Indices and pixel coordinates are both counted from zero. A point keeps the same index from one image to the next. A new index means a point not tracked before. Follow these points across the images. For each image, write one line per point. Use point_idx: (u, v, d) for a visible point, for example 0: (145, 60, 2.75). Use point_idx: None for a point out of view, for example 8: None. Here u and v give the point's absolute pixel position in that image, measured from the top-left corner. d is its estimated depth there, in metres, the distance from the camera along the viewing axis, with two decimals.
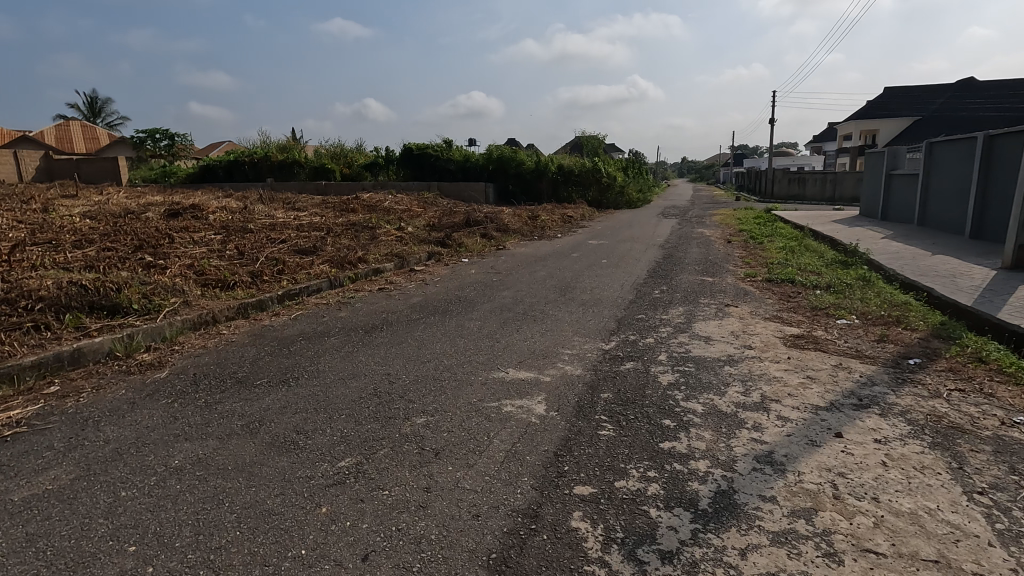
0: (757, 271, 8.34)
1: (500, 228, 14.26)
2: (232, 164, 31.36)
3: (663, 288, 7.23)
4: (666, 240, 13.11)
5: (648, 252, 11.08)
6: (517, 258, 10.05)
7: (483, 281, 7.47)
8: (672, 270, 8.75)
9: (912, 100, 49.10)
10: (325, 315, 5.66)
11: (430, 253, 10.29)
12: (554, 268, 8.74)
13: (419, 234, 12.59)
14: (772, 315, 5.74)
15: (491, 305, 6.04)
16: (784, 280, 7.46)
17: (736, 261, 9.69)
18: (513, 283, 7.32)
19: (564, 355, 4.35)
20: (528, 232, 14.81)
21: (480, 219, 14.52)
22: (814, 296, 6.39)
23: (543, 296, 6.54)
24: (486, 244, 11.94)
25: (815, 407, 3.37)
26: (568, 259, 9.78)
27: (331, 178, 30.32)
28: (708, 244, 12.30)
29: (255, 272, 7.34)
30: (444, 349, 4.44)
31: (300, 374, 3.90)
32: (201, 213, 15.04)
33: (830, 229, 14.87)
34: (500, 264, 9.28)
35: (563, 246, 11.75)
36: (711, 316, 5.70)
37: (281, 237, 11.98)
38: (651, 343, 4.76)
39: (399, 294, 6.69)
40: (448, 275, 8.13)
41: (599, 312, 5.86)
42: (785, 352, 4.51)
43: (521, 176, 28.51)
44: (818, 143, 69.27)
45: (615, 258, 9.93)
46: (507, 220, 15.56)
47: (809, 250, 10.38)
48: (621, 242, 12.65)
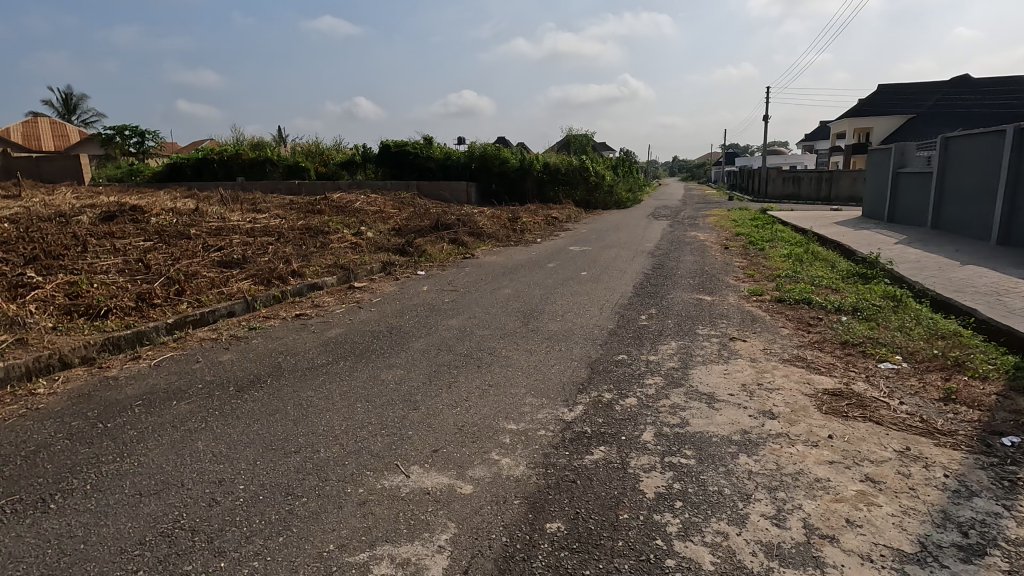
0: (764, 288, 7.00)
1: (473, 233, 12.88)
2: (200, 162, 29.67)
3: (651, 312, 5.88)
4: (656, 245, 11.79)
5: (636, 260, 9.77)
6: (484, 269, 8.68)
7: (433, 304, 6.09)
8: (663, 285, 7.41)
9: (906, 97, 48.20)
10: (200, 359, 4.24)
11: (383, 264, 8.90)
12: (523, 283, 7.37)
13: (379, 240, 11.18)
14: (793, 356, 4.39)
15: (428, 341, 4.64)
16: (800, 301, 6.11)
17: (736, 272, 8.37)
18: (468, 306, 5.94)
19: (503, 437, 2.97)
20: (505, 236, 13.43)
21: (451, 222, 13.12)
22: (842, 326, 5.06)
23: (498, 326, 5.15)
24: (453, 252, 10.56)
25: (899, 560, 2.02)
26: (541, 271, 8.42)
27: (305, 177, 28.81)
28: (702, 250, 11.02)
29: (144, 294, 5.90)
30: (330, 425, 3.04)
31: (81, 482, 2.49)
32: (141, 217, 13.52)
33: (834, 233, 13.61)
34: (461, 278, 7.90)
35: (540, 254, 10.40)
36: (713, 357, 4.34)
37: (218, 243, 10.52)
38: (632, 409, 3.39)
39: (318, 324, 5.27)
40: (392, 294, 6.73)
41: (565, 351, 4.49)
42: (823, 424, 3.15)
43: (505, 175, 27.15)
44: (810, 141, 68.48)
45: (596, 269, 8.57)
46: (482, 223, 14.18)
47: (819, 259, 9.08)
48: (606, 249, 11.32)
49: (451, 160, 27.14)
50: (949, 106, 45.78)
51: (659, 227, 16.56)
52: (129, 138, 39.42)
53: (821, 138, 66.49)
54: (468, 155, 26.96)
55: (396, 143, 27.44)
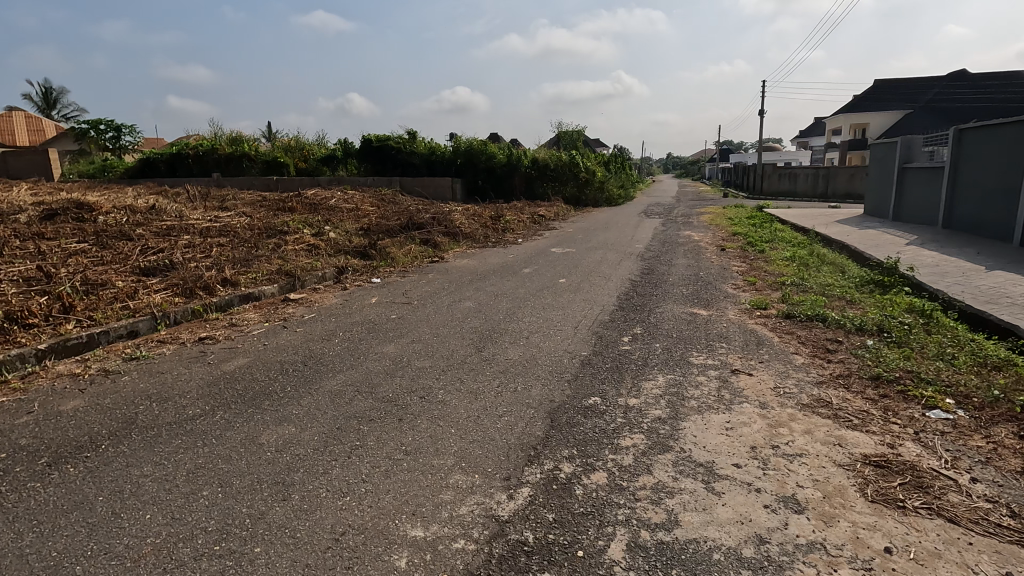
0: (768, 299, 6.04)
1: (447, 233, 11.84)
2: (174, 157, 28.39)
3: (636, 332, 4.89)
4: (646, 247, 10.82)
5: (624, 264, 8.78)
6: (450, 275, 7.67)
7: (375, 322, 5.08)
8: (652, 295, 6.42)
9: (901, 92, 47.47)
10: (36, 409, 3.20)
11: (337, 269, 7.88)
12: (489, 293, 6.38)
13: (341, 241, 10.13)
14: (813, 398, 3.41)
15: (346, 378, 3.62)
16: (813, 318, 5.13)
17: (735, 279, 7.40)
18: (415, 326, 4.93)
19: (397, 559, 1.96)
20: (483, 236, 12.43)
21: (424, 221, 12.08)
22: (870, 355, 4.09)
23: (443, 354, 4.14)
24: (421, 254, 9.54)
25: None
26: (515, 277, 7.42)
27: (284, 172, 27.66)
28: (696, 252, 10.07)
29: (20, 311, 4.85)
30: (140, 538, 2.02)
31: None
32: (88, 215, 12.41)
33: (836, 232, 12.69)
34: (420, 286, 6.89)
35: (518, 257, 9.39)
36: (712, 402, 3.34)
37: (160, 245, 9.46)
38: (599, 493, 2.39)
39: (220, 351, 4.22)
40: (331, 307, 5.72)
41: (521, 392, 3.48)
42: (873, 525, 2.16)
43: (492, 171, 26.13)
44: (804, 138, 67.90)
45: (577, 276, 7.57)
46: (460, 222, 13.17)
47: (826, 264, 8.12)
48: (592, 251, 10.34)
49: (436, 155, 26.07)
50: (945, 101, 45.12)
51: (650, 226, 15.58)
52: (104, 133, 37.99)
53: (816, 134, 65.74)
54: (453, 151, 25.90)
55: (378, 137, 26.34)
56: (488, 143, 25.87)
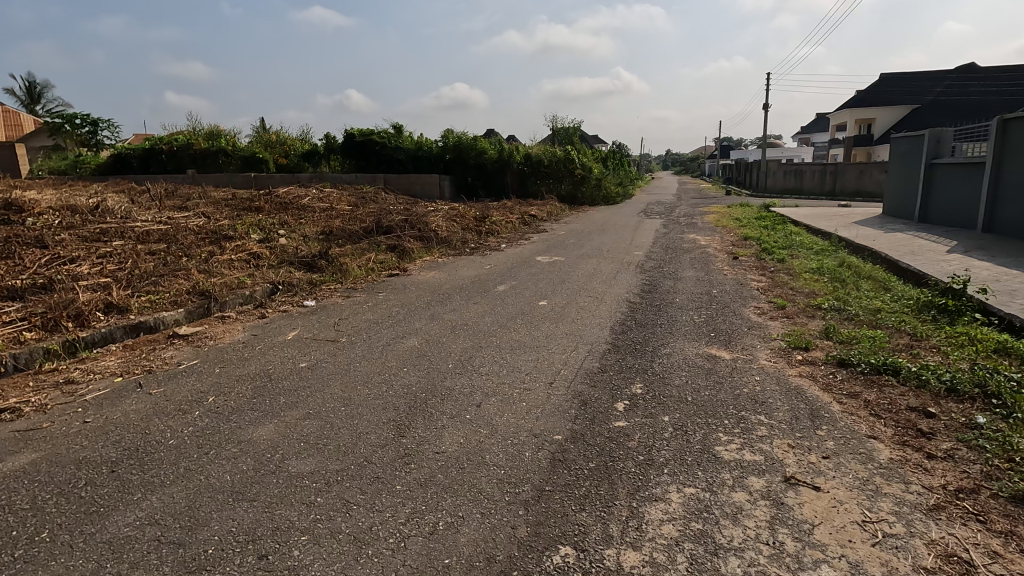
0: (807, 334, 4.63)
1: (420, 239, 10.41)
2: (147, 153, 26.87)
3: (633, 392, 3.48)
4: (646, 254, 9.40)
5: (620, 278, 7.36)
6: (407, 294, 6.25)
7: (271, 376, 3.66)
8: (655, 326, 5.01)
9: (909, 86, 46.02)
10: None
11: (269, 287, 6.45)
12: (445, 323, 4.97)
13: (292, 248, 8.71)
14: (939, 553, 2.00)
15: (159, 506, 2.21)
16: (880, 369, 3.71)
17: (757, 301, 5.99)
18: (324, 384, 3.51)
19: None
20: (462, 241, 11.01)
21: (394, 224, 10.65)
22: (992, 446, 2.68)
23: (339, 445, 2.72)
24: (383, 264, 8.13)
25: None
26: (484, 298, 6.02)
27: (263, 169, 26.18)
28: (705, 262, 8.66)
29: None
30: None
31: None
32: (15, 217, 10.96)
33: (860, 236, 11.27)
34: (361, 311, 5.47)
35: (496, 268, 7.97)
36: (766, 564, 1.95)
37: (74, 253, 8.03)
38: None
39: (7, 437, 2.81)
40: (228, 347, 4.29)
41: (441, 537, 2.08)
42: None
43: (483, 168, 24.69)
44: (806, 134, 66.47)
45: (562, 295, 6.16)
46: (436, 225, 11.74)
47: (866, 280, 6.71)
48: (584, 259, 8.93)
49: (423, 151, 24.61)
50: (954, 96, 43.69)
51: (650, 228, 14.16)
52: (82, 129, 36.44)
53: (819, 131, 64.26)
54: (441, 146, 24.45)
55: (361, 132, 24.89)
56: (478, 137, 24.41)
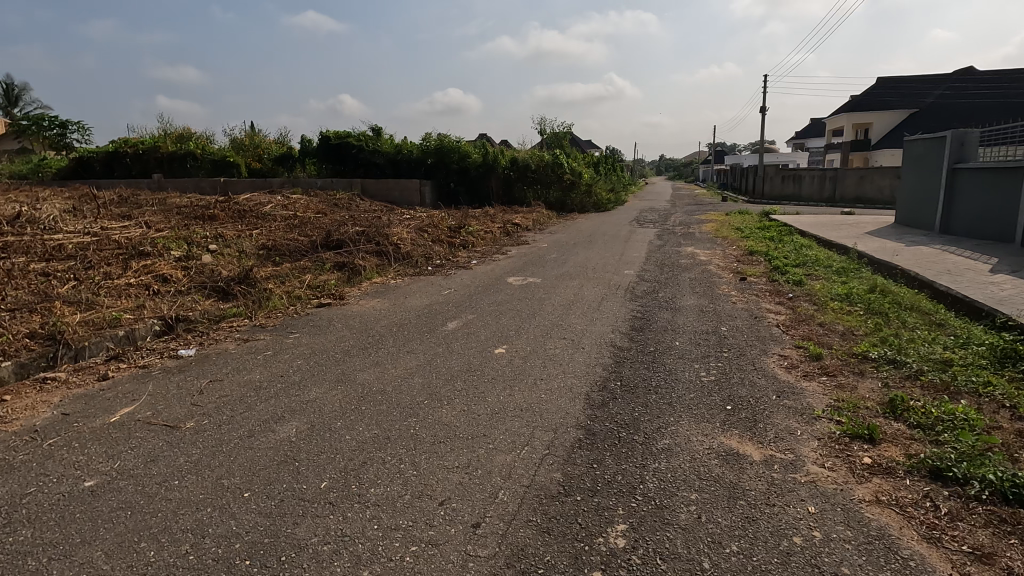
0: (864, 410, 3.27)
1: (376, 255, 9.02)
2: (110, 156, 25.25)
3: (611, 548, 2.07)
4: (638, 274, 8.05)
5: (604, 307, 5.99)
6: (328, 335, 4.83)
7: (17, 513, 2.23)
8: (646, 391, 3.62)
9: (906, 90, 45.16)
10: None
11: (152, 325, 5.01)
12: (355, 389, 3.55)
13: (214, 267, 7.28)
14: None
15: None
16: (1007, 493, 2.33)
17: (781, 345, 4.63)
18: (92, 533, 2.09)
19: None
20: (428, 255, 9.61)
21: (347, 237, 9.23)
22: None
23: None
24: (319, 288, 6.71)
25: None
26: (427, 340, 4.64)
27: (234, 173, 24.70)
28: (706, 284, 7.30)
29: None
30: None
31: None
32: None
33: (879, 250, 9.98)
34: (252, 364, 4.05)
35: (456, 293, 6.58)
36: None
37: None
38: None
39: None
40: (9, 440, 2.86)
41: None
42: None
43: (466, 172, 23.35)
44: (801, 139, 65.80)
45: (529, 336, 4.78)
46: (398, 235, 10.32)
47: (914, 316, 5.36)
48: (564, 279, 7.56)
49: (402, 154, 23.25)
50: (952, 100, 42.78)
51: (643, 239, 12.80)
52: (50, 130, 34.71)
53: (815, 136, 63.27)
54: (422, 149, 23.09)
55: (337, 134, 23.51)
56: (461, 140, 23.06)
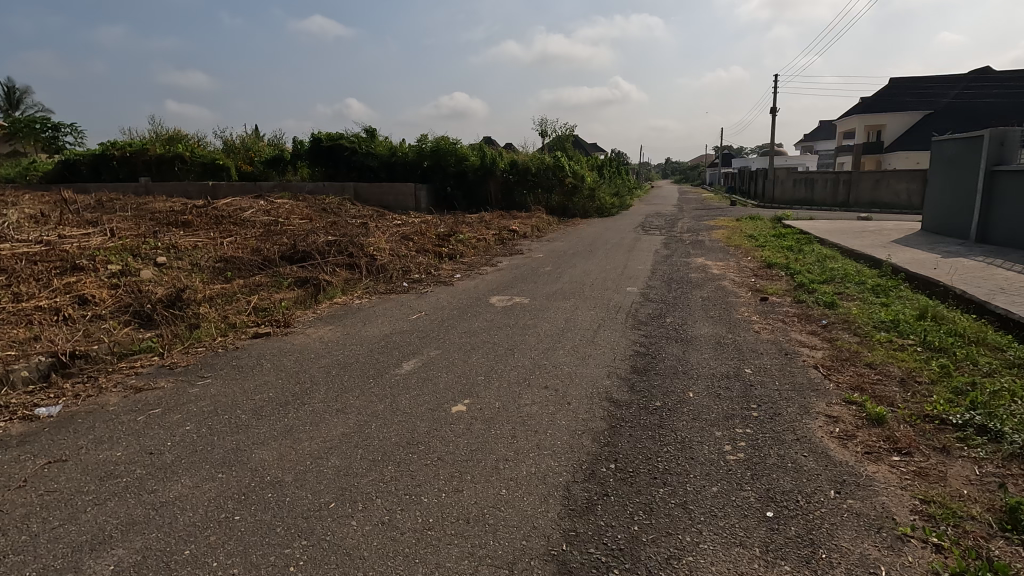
0: (971, 526, 2.23)
1: (347, 268, 8.02)
2: (98, 159, 24.45)
3: None
4: (642, 292, 7.00)
5: (599, 337, 4.96)
6: (246, 381, 3.81)
7: None
8: (651, 482, 2.58)
9: (921, 91, 43.87)
10: None
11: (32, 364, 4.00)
12: (240, 479, 2.53)
13: (150, 284, 6.30)
14: None
15: None
16: None
17: (827, 399, 3.57)
18: None
19: None
20: (406, 266, 8.60)
21: (315, 248, 8.23)
22: None
23: None
24: (266, 312, 5.72)
25: None
26: (368, 389, 3.62)
27: (223, 177, 23.84)
28: (721, 307, 6.24)
29: None
30: None
31: None
32: None
33: (914, 262, 8.90)
34: (125, 431, 3.04)
35: (425, 319, 5.56)
36: None
37: None
38: None
39: None
40: None
41: None
42: None
43: (463, 176, 22.39)
44: (810, 141, 64.48)
45: (501, 384, 3.76)
46: (376, 245, 9.32)
47: (987, 354, 4.28)
48: (556, 299, 6.53)
49: (397, 157, 22.31)
50: (968, 100, 41.49)
51: (648, 248, 11.74)
52: (44, 131, 34.07)
53: (825, 138, 61.97)
54: (417, 152, 22.13)
55: (329, 136, 22.58)
56: (458, 143, 22.10)
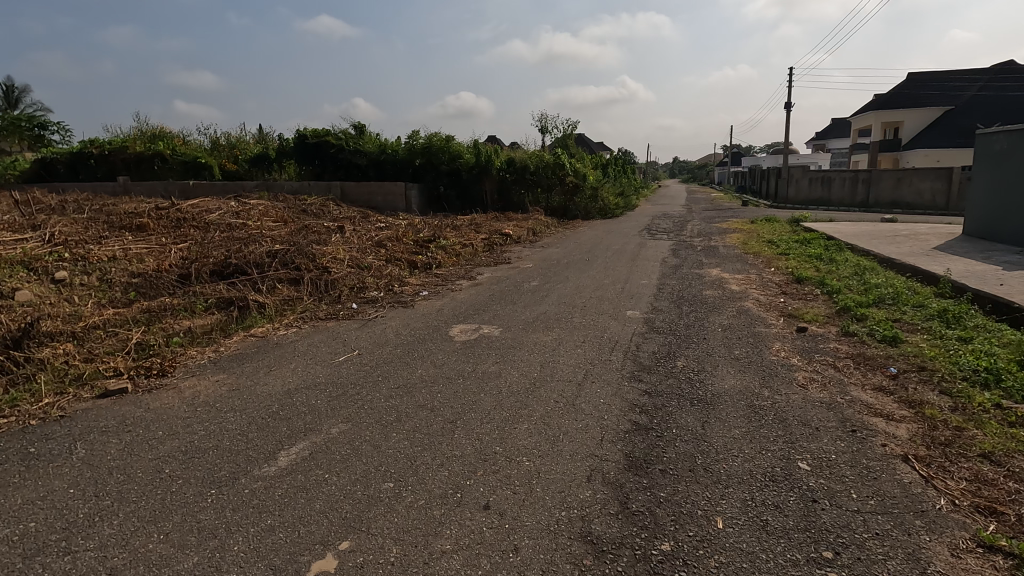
0: None
1: (289, 284, 6.64)
2: (75, 157, 23.27)
3: None
4: (646, 318, 5.60)
5: (583, 395, 3.55)
6: (18, 490, 2.43)
7: None
8: None
9: (940, 86, 42.08)
10: None
11: None
12: None
13: (16, 309, 4.96)
14: None
15: None
16: None
17: (951, 541, 2.14)
18: None
19: None
20: (365, 280, 7.24)
21: (253, 260, 6.88)
22: None
23: None
24: (150, 351, 4.37)
25: None
26: (195, 516, 2.23)
27: (205, 176, 22.61)
28: (748, 342, 4.81)
29: None
30: None
31: None
32: None
33: (973, 275, 7.44)
34: None
35: (354, 362, 4.16)
36: None
37: None
38: None
39: None
40: None
41: None
42: None
43: (457, 174, 21.05)
44: (821, 140, 62.79)
45: (416, 501, 2.36)
46: (333, 254, 7.96)
47: None
48: (535, 329, 5.14)
49: (387, 155, 20.97)
50: (990, 96, 39.73)
51: (654, 256, 10.32)
52: (29, 129, 32.81)
53: (838, 136, 60.13)
54: (408, 149, 20.79)
55: (315, 132, 21.21)
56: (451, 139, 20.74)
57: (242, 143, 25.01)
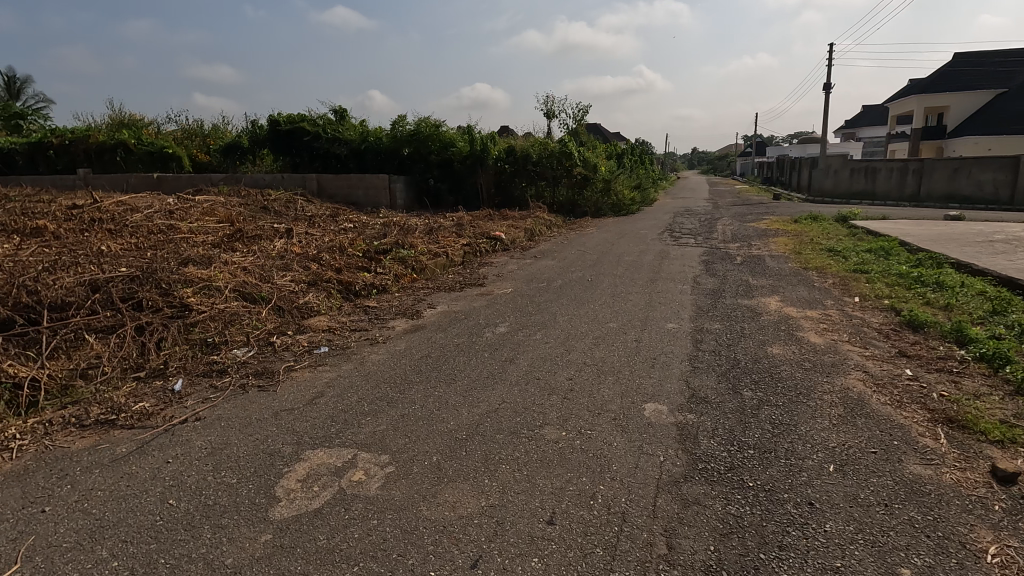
0: None
1: (102, 339, 4.15)
2: (33, 148, 21.08)
3: None
4: (681, 433, 2.98)
5: None
6: None
7: None
8: None
9: (991, 68, 38.31)
10: None
11: None
12: None
13: None
14: None
15: None
16: None
17: None
18: None
19: None
20: (241, 326, 4.70)
21: (56, 295, 4.38)
22: None
23: None
24: None
25: None
26: None
27: (172, 168, 20.29)
28: (910, 526, 2.17)
29: None
30: None
31: None
32: None
33: None
34: None
35: None
36: None
37: None
38: None
39: None
40: None
41: None
42: None
43: (450, 165, 18.48)
44: (851, 129, 59.00)
45: None
46: (211, 278, 5.44)
47: None
48: (464, 472, 2.55)
49: (369, 144, 18.41)
50: None
51: (681, 272, 7.68)
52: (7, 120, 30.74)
53: (870, 124, 56.20)
54: (394, 137, 18.23)
55: (288, 118, 18.69)
56: (442, 124, 18.14)
57: (218, 132, 22.62)
